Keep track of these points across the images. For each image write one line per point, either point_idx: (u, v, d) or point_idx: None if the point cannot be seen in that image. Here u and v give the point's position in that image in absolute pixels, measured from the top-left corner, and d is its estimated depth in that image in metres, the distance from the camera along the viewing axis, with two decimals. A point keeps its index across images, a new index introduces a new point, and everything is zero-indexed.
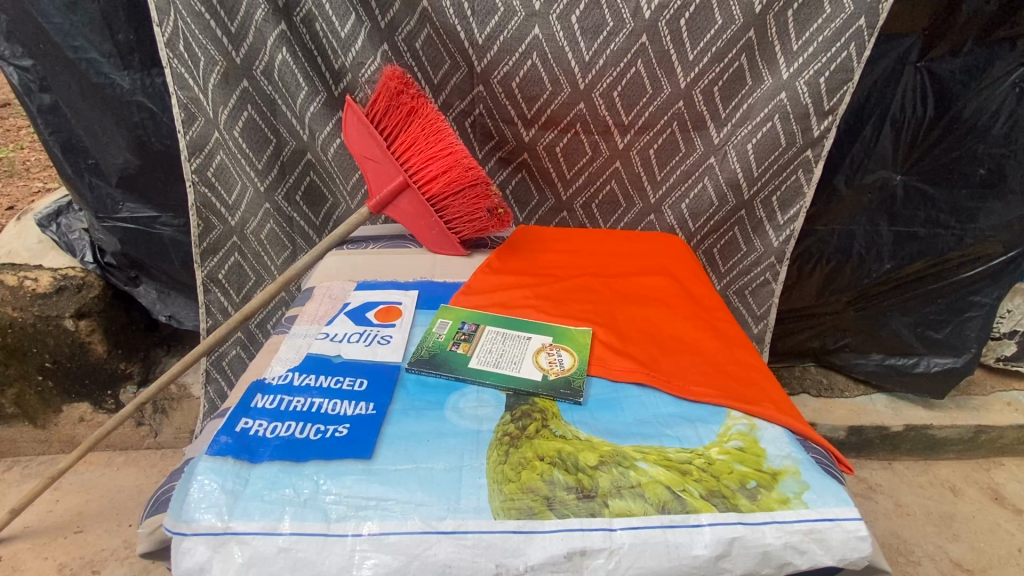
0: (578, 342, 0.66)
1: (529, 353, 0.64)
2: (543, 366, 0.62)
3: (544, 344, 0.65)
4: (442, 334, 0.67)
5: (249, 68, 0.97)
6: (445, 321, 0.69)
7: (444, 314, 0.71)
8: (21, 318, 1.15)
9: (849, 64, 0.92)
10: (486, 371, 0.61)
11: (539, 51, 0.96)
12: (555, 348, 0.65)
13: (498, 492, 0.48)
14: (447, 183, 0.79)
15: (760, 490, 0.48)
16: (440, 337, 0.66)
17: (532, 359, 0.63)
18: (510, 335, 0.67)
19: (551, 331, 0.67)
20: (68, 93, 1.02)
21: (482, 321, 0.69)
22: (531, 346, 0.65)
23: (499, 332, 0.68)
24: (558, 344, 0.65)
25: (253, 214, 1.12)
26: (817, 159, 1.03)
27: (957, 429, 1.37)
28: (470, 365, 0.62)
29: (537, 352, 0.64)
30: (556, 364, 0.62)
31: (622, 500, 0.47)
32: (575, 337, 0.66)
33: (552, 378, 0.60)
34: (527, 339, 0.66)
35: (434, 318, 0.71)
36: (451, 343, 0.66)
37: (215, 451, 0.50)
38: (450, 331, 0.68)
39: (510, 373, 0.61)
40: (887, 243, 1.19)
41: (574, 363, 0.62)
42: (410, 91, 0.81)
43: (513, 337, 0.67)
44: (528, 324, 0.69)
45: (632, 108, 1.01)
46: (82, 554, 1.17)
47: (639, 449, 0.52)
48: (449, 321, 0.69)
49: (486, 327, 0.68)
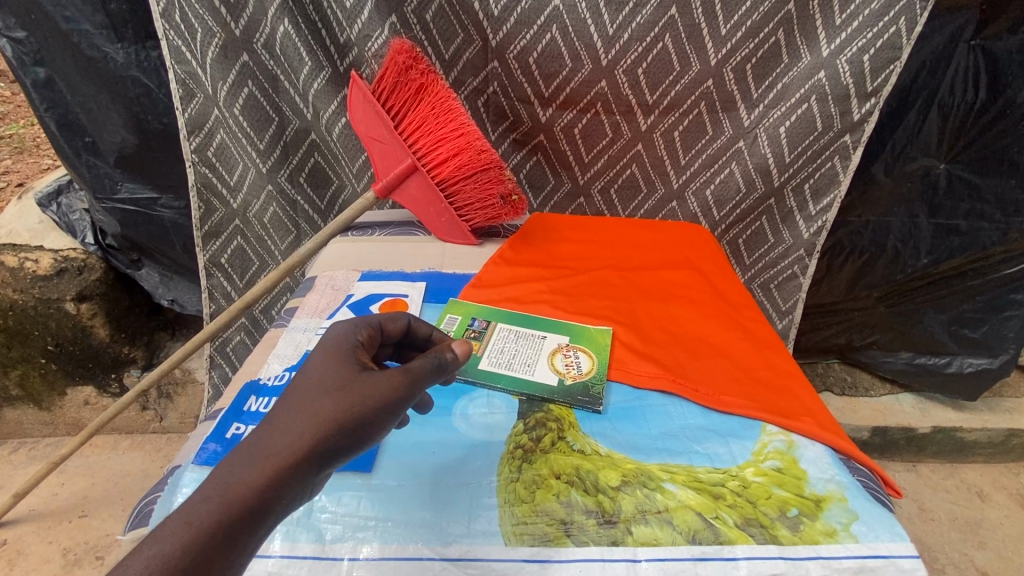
0: (597, 343, 0.61)
1: (544, 354, 0.59)
2: (559, 369, 0.57)
3: (561, 345, 0.60)
4: (450, 331, 0.62)
5: (249, 41, 0.92)
6: (454, 317, 0.64)
7: (452, 308, 0.66)
8: (21, 301, 1.12)
9: (897, 41, 0.84)
10: (496, 374, 0.57)
11: (559, 24, 0.89)
12: (572, 350, 0.60)
13: (510, 515, 0.43)
14: (457, 167, 0.74)
15: (803, 520, 0.43)
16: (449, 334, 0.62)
17: (547, 360, 0.59)
18: (524, 333, 0.62)
19: (568, 331, 0.63)
20: (61, 68, 0.98)
21: (493, 318, 0.65)
22: (546, 346, 0.61)
23: (512, 330, 0.63)
24: (576, 345, 0.60)
25: (256, 196, 1.08)
26: (855, 146, 0.95)
27: (988, 432, 1.31)
28: (480, 367, 0.57)
29: (553, 354, 0.59)
30: (574, 368, 0.57)
31: (647, 527, 0.42)
32: (594, 337, 0.62)
33: (570, 384, 0.56)
34: (541, 339, 0.62)
35: (442, 312, 0.67)
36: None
37: (203, 460, 0.47)
38: (458, 329, 0.63)
39: (523, 377, 0.56)
40: (925, 237, 1.11)
41: (593, 367, 0.58)
42: (419, 67, 0.74)
43: (527, 336, 0.62)
44: (543, 322, 0.64)
45: (657, 87, 0.94)
46: (86, 539, 1.16)
47: (666, 469, 0.47)
48: (458, 317, 0.65)
49: (498, 325, 0.64)
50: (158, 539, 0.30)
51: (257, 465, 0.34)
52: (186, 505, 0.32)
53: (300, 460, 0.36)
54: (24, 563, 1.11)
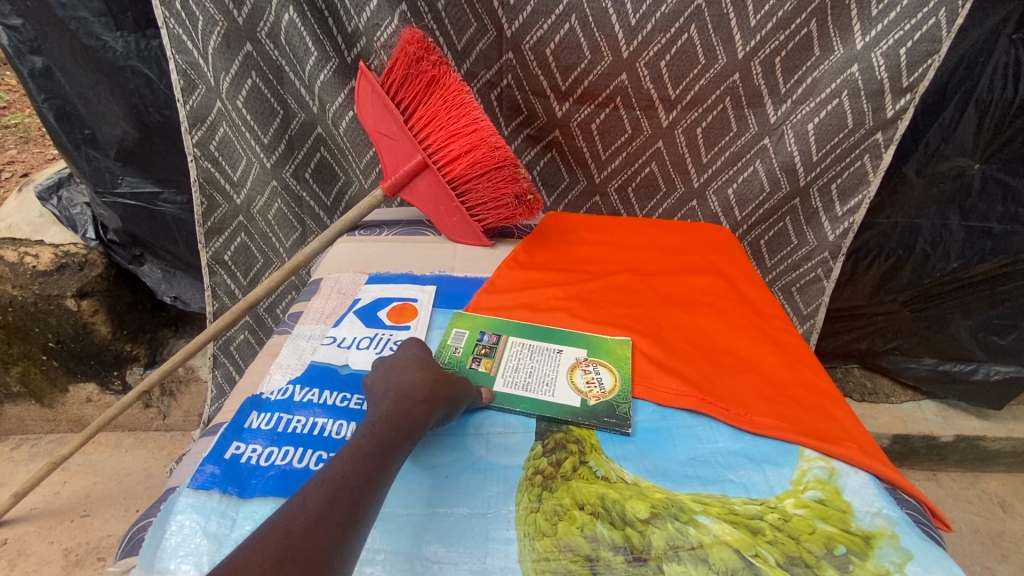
0: (617, 356, 0.57)
1: (562, 371, 0.56)
2: (579, 388, 0.53)
3: (579, 360, 0.57)
4: (459, 347, 0.58)
5: (253, 30, 0.88)
6: (461, 330, 0.60)
7: (458, 321, 0.62)
8: (21, 297, 1.10)
9: (936, 34, 0.79)
10: (514, 397, 0.53)
11: (579, 14, 0.85)
12: (591, 364, 0.56)
13: (530, 550, 0.39)
14: (470, 165, 0.70)
15: (852, 559, 0.39)
16: (458, 351, 0.58)
17: (566, 377, 0.55)
18: (537, 347, 0.59)
19: (585, 343, 0.59)
20: (59, 57, 0.94)
21: (504, 330, 0.61)
22: (563, 361, 0.57)
23: (526, 344, 0.59)
24: (594, 359, 0.57)
25: (260, 192, 1.04)
26: (887, 144, 0.90)
27: (1013, 442, 1.26)
28: (496, 390, 0.53)
29: (571, 369, 0.56)
30: (596, 386, 0.53)
31: (680, 565, 0.39)
32: (615, 350, 0.58)
33: (593, 404, 0.52)
34: (558, 353, 0.58)
35: (448, 324, 0.62)
36: (469, 360, 0.57)
37: (199, 484, 0.44)
38: (468, 344, 0.59)
39: (543, 398, 0.52)
40: (956, 240, 1.06)
41: (615, 384, 0.54)
42: (431, 58, 0.70)
43: (542, 351, 0.58)
44: (557, 334, 0.60)
45: (680, 81, 0.90)
46: (88, 539, 1.14)
47: (698, 500, 0.43)
48: (465, 330, 0.61)
49: (509, 338, 0.60)
50: (368, 437, 0.40)
51: (416, 404, 0.44)
52: (377, 424, 0.41)
53: (438, 409, 0.46)
54: (24, 564, 1.09)
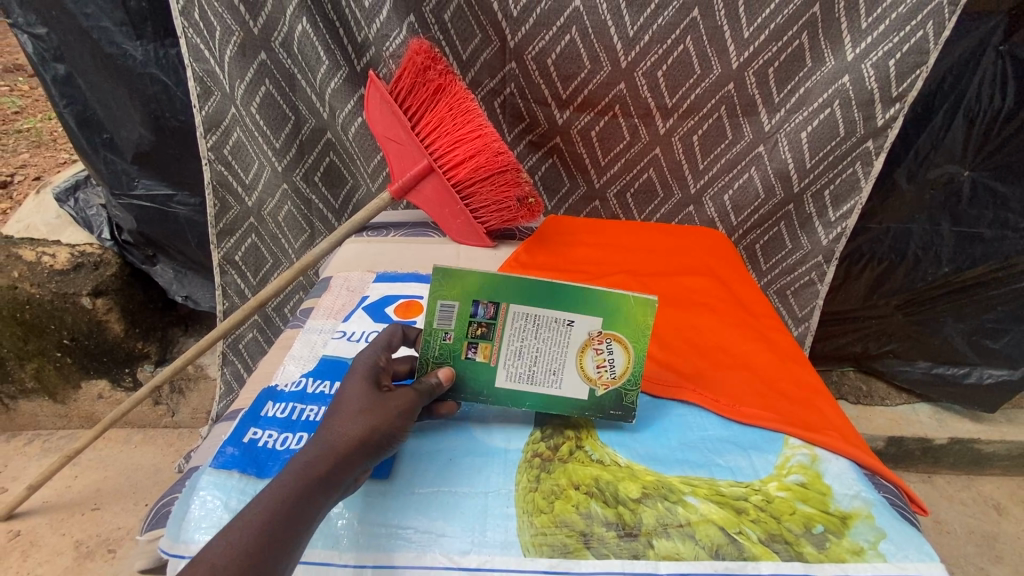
0: (639, 323, 0.48)
1: (572, 353, 0.49)
2: (589, 374, 0.49)
3: (592, 336, 0.49)
4: (449, 329, 0.49)
5: (267, 40, 0.92)
6: (448, 302, 0.48)
7: (443, 287, 0.48)
8: (38, 295, 1.12)
9: (924, 46, 0.82)
10: (520, 392, 0.50)
11: (579, 26, 0.89)
12: (605, 340, 0.49)
13: (529, 525, 0.43)
14: (474, 169, 0.73)
15: (829, 537, 0.42)
16: (449, 337, 0.49)
17: (575, 360, 0.49)
18: (542, 319, 0.49)
19: (602, 310, 0.48)
20: (81, 64, 0.98)
21: (500, 296, 0.48)
22: (573, 338, 0.49)
23: (529, 317, 0.49)
24: (609, 333, 0.49)
25: (271, 194, 1.08)
26: (878, 151, 0.93)
27: (1006, 445, 1.28)
28: (498, 385, 0.50)
29: (582, 350, 0.49)
30: (607, 373, 0.49)
31: (668, 540, 0.42)
32: (636, 317, 0.48)
33: (602, 394, 0.50)
34: (568, 327, 0.49)
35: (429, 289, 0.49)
36: (464, 348, 0.49)
37: (220, 463, 0.47)
38: (459, 324, 0.49)
39: (551, 394, 0.50)
40: (947, 245, 1.08)
41: (628, 365, 0.49)
42: (437, 67, 0.74)
43: (548, 326, 0.49)
44: (566, 294, 0.48)
45: (677, 90, 0.93)
46: (98, 531, 1.17)
47: (687, 481, 0.46)
48: (454, 302, 0.49)
49: (508, 308, 0.49)
50: (268, 499, 0.37)
51: (324, 453, 0.40)
52: (282, 477, 0.38)
53: (362, 448, 0.41)
54: (36, 555, 1.12)
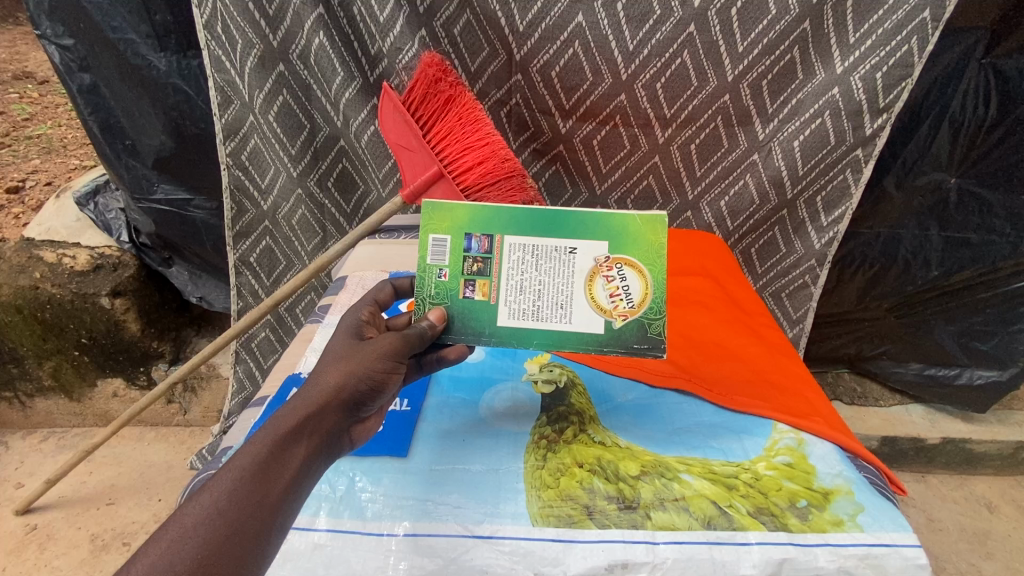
0: (650, 245, 0.52)
1: (580, 281, 0.52)
2: (600, 302, 0.52)
3: (599, 262, 0.52)
4: (446, 268, 0.54)
5: (285, 52, 0.97)
6: (441, 238, 0.53)
7: (433, 224, 0.53)
8: (59, 295, 1.17)
9: (908, 59, 0.87)
10: (525, 329, 0.53)
11: (582, 40, 0.93)
12: (614, 266, 0.52)
13: (537, 498, 0.46)
14: (482, 175, 0.76)
15: (812, 510, 0.46)
16: (446, 274, 0.54)
17: (584, 289, 0.52)
18: (543, 250, 0.53)
19: (606, 234, 0.52)
20: (106, 74, 1.03)
21: (494, 229, 0.53)
22: (578, 266, 0.52)
23: (527, 249, 0.53)
24: (618, 258, 0.52)
25: (286, 199, 1.12)
26: (866, 159, 0.98)
27: (998, 445, 1.31)
28: (499, 323, 0.53)
29: (591, 277, 0.52)
30: (622, 302, 0.52)
31: (665, 513, 0.45)
32: (646, 238, 0.52)
33: (620, 326, 0.52)
34: (571, 255, 0.52)
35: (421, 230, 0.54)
36: (463, 286, 0.53)
37: None
38: (454, 259, 0.53)
39: (560, 327, 0.52)
40: (936, 249, 1.13)
41: (642, 292, 0.52)
42: (448, 79, 0.79)
43: (549, 256, 0.53)
44: (563, 224, 0.53)
45: (675, 101, 0.98)
46: (113, 525, 1.21)
47: (683, 461, 0.50)
48: (448, 237, 0.53)
49: (504, 241, 0.53)
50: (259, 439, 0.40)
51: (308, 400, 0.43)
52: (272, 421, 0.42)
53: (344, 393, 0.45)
54: (54, 548, 1.16)
